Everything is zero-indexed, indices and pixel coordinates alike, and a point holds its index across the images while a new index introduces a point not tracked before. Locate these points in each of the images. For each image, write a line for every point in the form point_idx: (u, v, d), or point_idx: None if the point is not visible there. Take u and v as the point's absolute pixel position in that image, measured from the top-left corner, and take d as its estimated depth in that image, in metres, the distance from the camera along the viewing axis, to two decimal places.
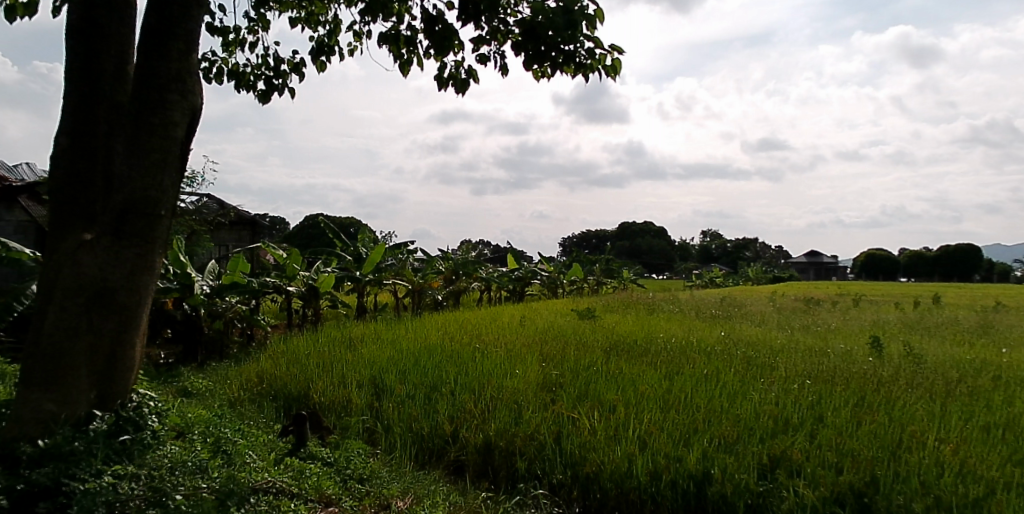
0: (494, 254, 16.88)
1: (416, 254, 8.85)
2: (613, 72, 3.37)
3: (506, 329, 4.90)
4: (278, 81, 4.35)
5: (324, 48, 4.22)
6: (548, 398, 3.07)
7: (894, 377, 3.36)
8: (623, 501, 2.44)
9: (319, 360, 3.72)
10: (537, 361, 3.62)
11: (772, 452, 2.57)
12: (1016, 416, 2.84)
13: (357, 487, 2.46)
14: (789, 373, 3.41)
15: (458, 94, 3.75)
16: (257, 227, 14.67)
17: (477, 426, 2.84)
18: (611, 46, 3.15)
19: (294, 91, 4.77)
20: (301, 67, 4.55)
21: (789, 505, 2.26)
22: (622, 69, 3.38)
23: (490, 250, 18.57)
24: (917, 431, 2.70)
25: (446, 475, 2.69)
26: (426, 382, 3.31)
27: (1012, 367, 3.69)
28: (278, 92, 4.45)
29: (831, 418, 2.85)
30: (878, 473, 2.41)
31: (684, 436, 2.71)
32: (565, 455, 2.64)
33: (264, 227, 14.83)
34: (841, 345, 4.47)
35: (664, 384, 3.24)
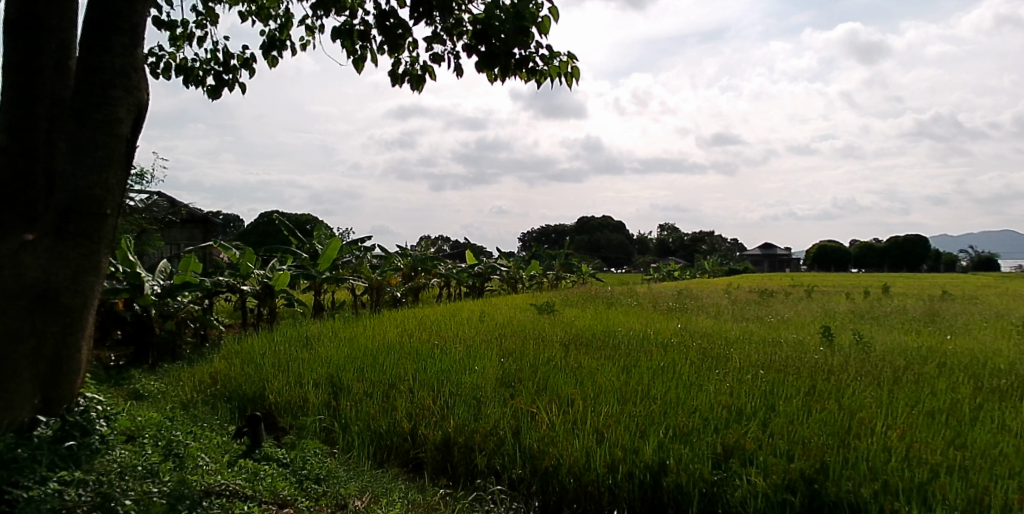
0: (454, 251, 16.85)
1: (374, 251, 8.78)
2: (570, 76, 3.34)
3: (464, 325, 4.87)
4: (229, 77, 4.23)
5: (275, 43, 4.08)
6: (507, 394, 3.07)
7: (843, 365, 3.44)
8: (582, 493, 2.47)
9: (275, 360, 3.67)
10: (496, 357, 3.62)
11: (726, 442, 2.63)
12: (959, 401, 2.94)
13: (312, 488, 2.45)
14: (743, 364, 3.46)
15: (412, 93, 3.70)
16: (210, 224, 14.38)
17: (436, 422, 2.84)
18: (569, 50, 3.11)
19: (244, 87, 4.63)
20: (251, 62, 4.42)
21: (742, 492, 2.33)
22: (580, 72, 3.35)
23: (450, 246, 18.53)
24: (865, 418, 2.78)
25: (404, 473, 2.68)
26: (384, 379, 3.28)
27: (956, 354, 3.81)
28: (228, 88, 4.32)
29: (783, 406, 2.91)
30: (828, 459, 2.49)
31: (641, 427, 2.75)
32: (524, 449, 2.66)
33: (217, 225, 14.56)
34: (792, 334, 4.57)
35: (622, 377, 3.27)
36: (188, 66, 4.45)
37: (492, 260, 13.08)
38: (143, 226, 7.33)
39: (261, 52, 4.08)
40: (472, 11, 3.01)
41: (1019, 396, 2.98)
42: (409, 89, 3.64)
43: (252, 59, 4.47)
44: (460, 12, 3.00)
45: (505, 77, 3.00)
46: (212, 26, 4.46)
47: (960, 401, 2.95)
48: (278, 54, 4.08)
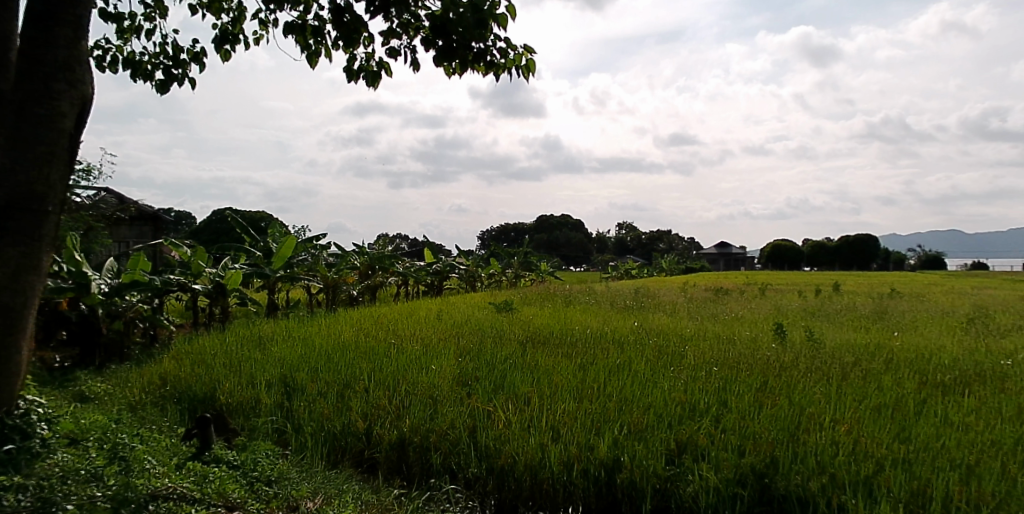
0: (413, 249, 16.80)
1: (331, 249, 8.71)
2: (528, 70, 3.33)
3: (421, 324, 4.82)
4: (178, 72, 4.10)
5: (228, 36, 3.96)
6: (464, 392, 3.06)
7: (794, 361, 3.51)
8: (537, 491, 2.48)
9: (227, 361, 3.60)
10: (453, 356, 3.60)
11: (679, 438, 2.67)
12: (904, 395, 3.02)
13: (262, 490, 2.41)
14: (697, 361, 3.50)
15: (369, 89, 3.65)
16: (161, 221, 14.02)
17: (391, 422, 2.81)
18: (526, 44, 3.09)
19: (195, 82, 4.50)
20: (202, 56, 4.29)
21: (694, 488, 2.37)
22: (537, 67, 3.32)
23: (409, 244, 18.46)
24: (814, 413, 2.84)
25: (357, 473, 2.65)
26: (339, 379, 3.24)
27: (903, 349, 3.91)
28: (178, 82, 4.19)
29: (735, 402, 2.95)
30: (777, 454, 2.54)
31: (596, 425, 2.77)
32: (480, 448, 2.66)
33: (169, 222, 14.20)
34: (747, 332, 4.64)
35: (578, 374, 3.27)
36: (137, 60, 4.30)
37: (450, 259, 13.03)
38: (90, 224, 7.05)
39: (213, 46, 3.96)
40: (429, 7, 2.98)
41: (959, 390, 3.08)
42: (365, 85, 3.59)
43: (204, 53, 4.34)
44: (417, 7, 2.96)
45: (463, 71, 2.99)
46: (162, 19, 4.32)
47: (905, 396, 3.03)
48: (231, 48, 3.97)
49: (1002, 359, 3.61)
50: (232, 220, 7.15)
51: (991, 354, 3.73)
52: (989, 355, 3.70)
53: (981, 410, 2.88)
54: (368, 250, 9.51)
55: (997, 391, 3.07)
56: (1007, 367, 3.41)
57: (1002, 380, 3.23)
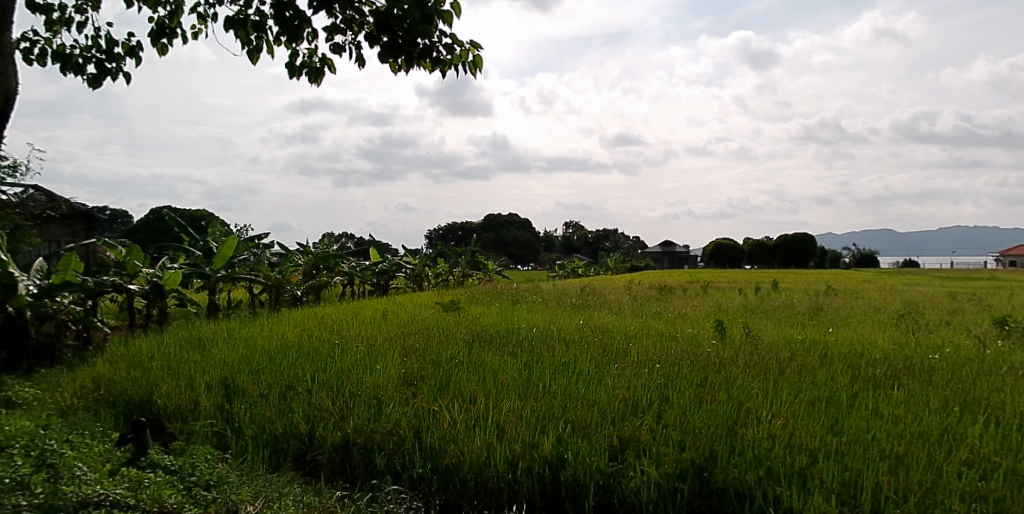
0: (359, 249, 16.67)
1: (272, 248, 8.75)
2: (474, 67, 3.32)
3: (366, 324, 4.77)
4: (112, 65, 3.96)
5: (165, 30, 3.85)
6: (409, 392, 3.04)
7: (733, 357, 3.60)
8: (482, 490, 2.49)
9: (165, 363, 3.50)
10: (399, 355, 3.58)
11: (622, 434, 2.72)
12: (837, 389, 3.13)
13: (200, 494, 2.36)
14: (641, 358, 3.56)
15: (313, 85, 3.60)
16: (93, 220, 13.51)
17: (335, 424, 2.79)
18: (472, 41, 3.08)
19: (129, 76, 4.35)
20: (138, 50, 4.16)
21: (636, 483, 2.42)
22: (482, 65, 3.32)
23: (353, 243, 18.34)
24: (752, 408, 2.92)
25: (299, 476, 2.62)
26: (281, 381, 3.20)
27: (837, 344, 4.05)
28: (112, 76, 4.05)
29: (676, 398, 3.01)
30: (716, 449, 2.61)
31: (540, 423, 2.80)
32: (426, 448, 2.66)
33: (101, 220, 13.68)
34: (689, 329, 4.73)
35: (524, 372, 3.30)
36: (67, 53, 4.13)
37: (397, 258, 12.97)
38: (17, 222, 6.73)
39: (148, 40, 3.84)
40: (373, 3, 2.93)
41: (889, 384, 3.20)
42: (308, 81, 3.52)
43: (139, 47, 4.21)
44: (361, 3, 2.92)
45: (410, 67, 2.97)
46: (95, 11, 4.16)
47: (838, 389, 3.14)
48: (168, 42, 3.85)
49: (929, 353, 3.77)
50: (170, 218, 6.92)
51: (919, 349, 3.90)
52: (917, 349, 3.86)
53: (910, 402, 3.01)
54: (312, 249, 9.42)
55: (924, 384, 3.20)
56: (934, 361, 3.57)
57: (929, 373, 3.38)
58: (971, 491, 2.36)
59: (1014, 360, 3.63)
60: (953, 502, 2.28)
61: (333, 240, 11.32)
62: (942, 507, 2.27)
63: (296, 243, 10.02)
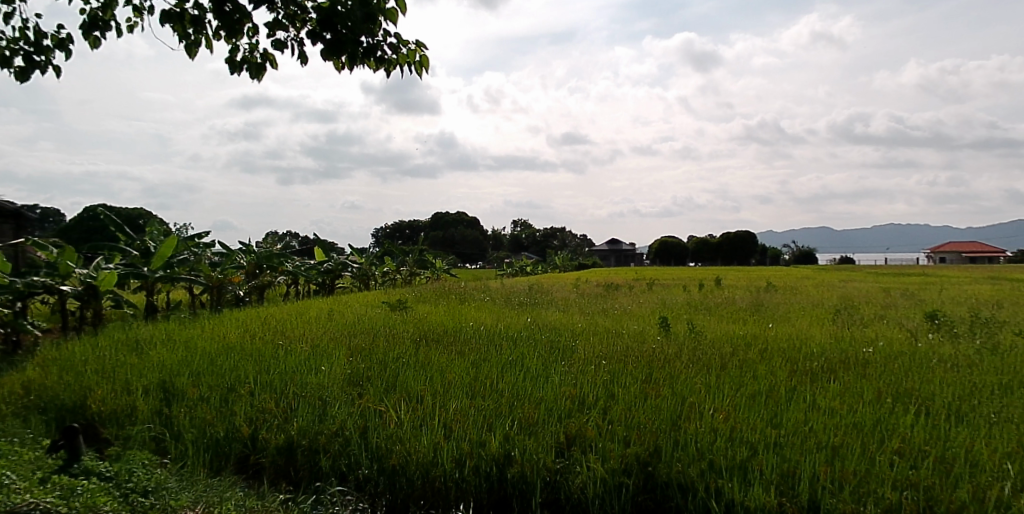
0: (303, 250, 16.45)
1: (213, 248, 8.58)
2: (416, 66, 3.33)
3: (311, 324, 4.72)
4: (42, 58, 3.81)
5: (97, 23, 3.72)
6: (354, 393, 3.02)
7: (677, 353, 3.67)
8: (429, 490, 2.49)
9: (99, 367, 3.40)
10: (344, 356, 3.55)
11: (568, 431, 2.75)
12: (776, 383, 3.22)
13: (138, 501, 2.30)
14: (588, 355, 3.60)
15: (255, 81, 3.55)
16: (19, 220, 12.87)
17: (278, 426, 2.75)
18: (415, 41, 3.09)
19: (60, 70, 4.19)
20: (69, 43, 4.01)
21: (582, 480, 2.44)
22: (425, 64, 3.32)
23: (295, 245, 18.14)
24: (695, 402, 2.99)
25: (242, 480, 2.58)
26: (223, 383, 3.14)
27: (776, 339, 4.17)
28: (42, 70, 3.89)
29: (622, 394, 3.06)
30: (660, 443, 2.67)
31: (488, 421, 2.82)
32: (371, 448, 2.64)
33: (28, 220, 13.05)
34: (634, 325, 4.81)
35: (472, 371, 3.31)
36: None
37: (344, 257, 12.87)
38: None
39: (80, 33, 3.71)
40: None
41: (826, 377, 3.31)
42: (250, 77, 3.48)
43: (70, 40, 4.06)
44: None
45: (353, 65, 2.95)
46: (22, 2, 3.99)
47: (777, 383, 3.24)
48: (101, 35, 3.73)
49: (865, 347, 3.91)
50: (106, 217, 6.68)
51: (854, 343, 4.04)
52: (853, 343, 4.01)
53: (845, 394, 3.11)
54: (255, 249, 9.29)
55: (859, 376, 3.32)
56: (868, 354, 3.70)
57: (864, 366, 3.51)
58: (903, 480, 2.46)
59: (941, 352, 3.81)
60: (886, 491, 2.36)
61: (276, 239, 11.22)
62: (874, 495, 2.36)
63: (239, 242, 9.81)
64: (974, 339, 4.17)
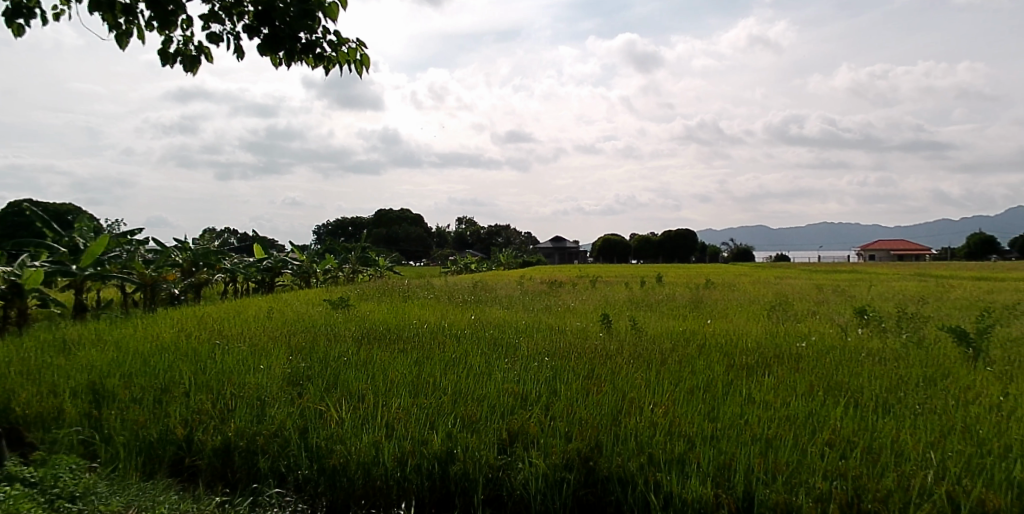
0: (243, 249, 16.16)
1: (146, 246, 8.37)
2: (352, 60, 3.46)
3: (250, 323, 4.65)
4: None
5: (21, 10, 3.59)
6: (294, 392, 2.99)
7: (619, 349, 3.75)
8: (370, 489, 2.48)
9: (24, 369, 3.27)
10: (284, 354, 3.51)
11: (511, 427, 2.77)
12: (714, 377, 3.31)
13: (64, 507, 2.22)
14: (530, 352, 3.65)
15: (187, 73, 3.57)
16: None
17: (215, 427, 2.71)
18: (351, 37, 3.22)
19: None
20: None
21: (523, 476, 2.46)
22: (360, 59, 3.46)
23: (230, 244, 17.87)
24: (635, 397, 3.05)
25: (176, 484, 2.52)
26: (156, 384, 3.07)
27: (714, 334, 4.30)
28: None
29: (563, 390, 3.10)
30: (601, 438, 2.71)
31: (430, 418, 2.82)
32: (311, 449, 2.62)
33: None
34: (576, 322, 4.89)
35: (414, 369, 3.31)
36: None
37: (284, 256, 12.69)
38: None
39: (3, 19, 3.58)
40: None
41: (761, 371, 3.42)
42: (183, 69, 3.50)
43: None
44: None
45: (291, 61, 3.05)
46: None
47: (714, 377, 3.33)
48: (26, 23, 3.61)
49: (798, 342, 4.07)
50: (32, 212, 6.40)
51: (788, 338, 4.19)
52: (788, 338, 4.16)
53: (778, 388, 3.23)
54: (191, 246, 9.16)
55: (792, 370, 3.45)
56: (801, 349, 3.85)
57: (797, 360, 3.64)
58: (833, 470, 2.54)
59: (870, 346, 3.98)
60: (817, 481, 2.44)
61: (213, 235, 11.05)
62: (806, 485, 2.43)
63: (175, 240, 9.57)
64: (899, 333, 4.39)
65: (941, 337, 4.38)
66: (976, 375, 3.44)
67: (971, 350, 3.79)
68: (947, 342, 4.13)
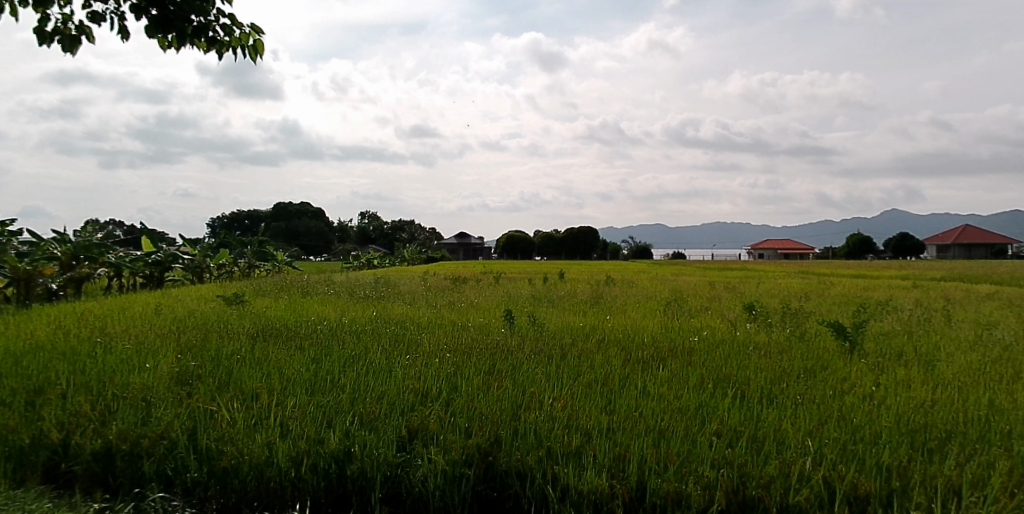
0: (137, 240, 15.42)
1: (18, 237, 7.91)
2: (241, 43, 3.57)
3: (135, 319, 4.48)
4: None
5: None
6: (182, 393, 2.91)
7: (520, 345, 3.85)
8: (263, 491, 2.42)
9: None
10: (173, 352, 3.41)
11: (411, 425, 2.77)
12: (611, 372, 3.45)
13: None
14: (432, 348, 3.70)
15: (63, 53, 3.52)
16: None
17: (95, 431, 2.60)
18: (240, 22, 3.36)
19: None
20: None
21: (422, 472, 2.46)
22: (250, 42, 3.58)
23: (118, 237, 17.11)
24: (535, 392, 3.13)
25: (50, 490, 2.38)
26: (29, 386, 2.92)
27: (611, 330, 4.47)
28: None
29: (464, 386, 3.15)
30: (501, 433, 2.76)
31: (328, 417, 2.80)
32: (200, 451, 2.54)
33: None
34: (479, 317, 4.98)
35: (312, 367, 3.28)
36: None
37: (173, 249, 12.11)
38: None
39: None
40: None
41: (655, 365, 3.59)
42: (60, 49, 3.46)
43: None
44: None
45: (183, 42, 3.16)
46: None
47: (612, 372, 3.48)
48: None
49: (690, 336, 4.30)
50: None
51: (682, 333, 4.41)
52: (682, 333, 4.38)
53: (671, 381, 3.39)
54: (70, 236, 8.76)
55: (685, 364, 3.63)
56: (692, 344, 4.07)
57: (689, 355, 3.84)
58: (720, 458, 2.67)
59: (757, 340, 4.26)
60: (705, 469, 2.56)
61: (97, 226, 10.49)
62: (696, 475, 2.54)
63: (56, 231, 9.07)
64: (783, 328, 4.70)
65: (821, 331, 4.72)
66: (851, 366, 3.73)
67: (848, 343, 4.09)
68: (826, 335, 4.45)
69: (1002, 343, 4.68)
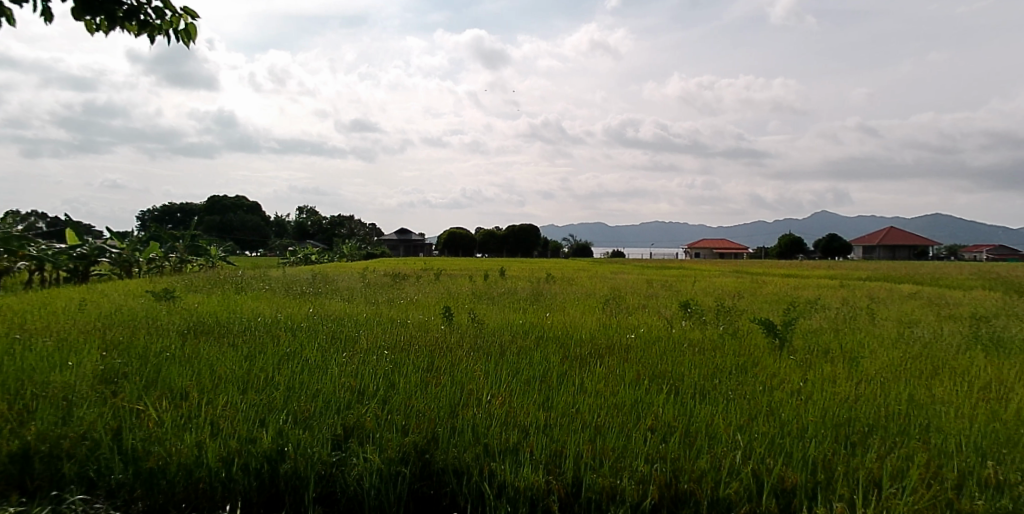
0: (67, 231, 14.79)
1: None
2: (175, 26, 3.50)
3: (56, 315, 4.32)
4: None
5: None
6: (106, 392, 2.83)
7: (459, 342, 3.88)
8: (192, 492, 2.37)
9: None
10: (98, 349, 3.32)
11: (347, 423, 2.76)
12: (549, 369, 3.52)
13: None
14: (370, 345, 3.69)
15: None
16: None
17: (11, 432, 2.51)
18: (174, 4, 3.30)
19: None
20: None
21: (358, 470, 2.45)
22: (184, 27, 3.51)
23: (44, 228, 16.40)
24: (473, 389, 3.16)
25: None
26: None
27: (548, 327, 4.54)
28: None
29: (402, 384, 3.16)
30: (438, 431, 2.77)
31: (260, 415, 2.76)
32: (125, 452, 2.48)
33: None
34: (420, 314, 4.98)
35: (245, 365, 3.24)
36: None
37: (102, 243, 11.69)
38: None
39: None
40: None
41: (593, 362, 3.68)
42: None
43: None
44: None
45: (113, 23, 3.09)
46: None
47: (550, 369, 3.54)
48: None
49: (627, 333, 4.41)
50: None
51: (619, 331, 4.52)
52: (618, 330, 4.48)
53: (608, 377, 3.47)
54: None
55: (621, 361, 3.73)
56: (628, 341, 4.17)
57: (625, 352, 3.94)
58: (653, 453, 2.75)
59: (692, 337, 4.40)
60: (640, 464, 2.62)
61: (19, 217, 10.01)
62: (630, 470, 2.60)
63: None
64: (717, 325, 4.85)
65: (752, 328, 4.90)
66: (780, 363, 3.88)
67: (778, 339, 4.25)
68: (756, 332, 4.62)
69: (924, 341, 4.92)
